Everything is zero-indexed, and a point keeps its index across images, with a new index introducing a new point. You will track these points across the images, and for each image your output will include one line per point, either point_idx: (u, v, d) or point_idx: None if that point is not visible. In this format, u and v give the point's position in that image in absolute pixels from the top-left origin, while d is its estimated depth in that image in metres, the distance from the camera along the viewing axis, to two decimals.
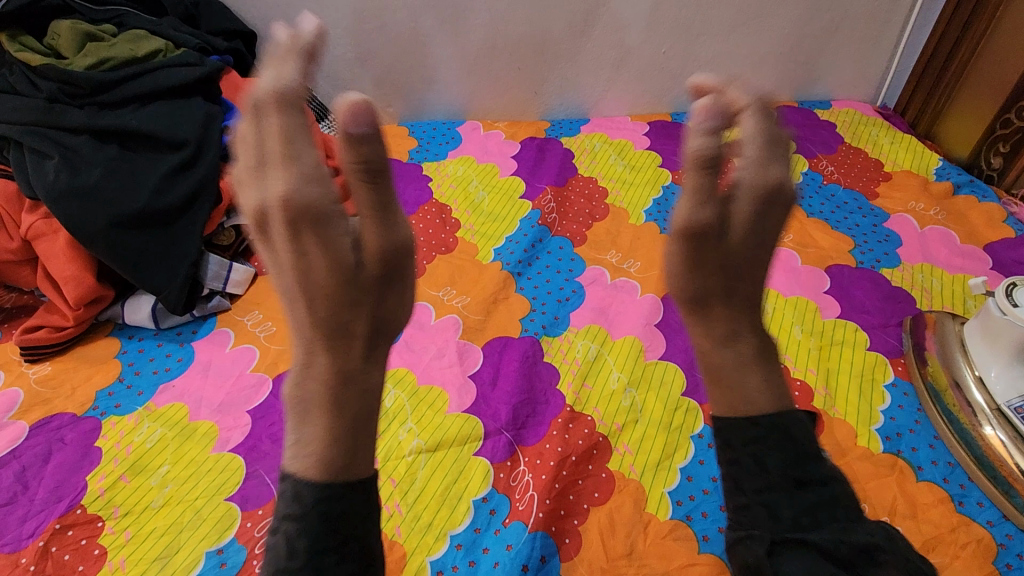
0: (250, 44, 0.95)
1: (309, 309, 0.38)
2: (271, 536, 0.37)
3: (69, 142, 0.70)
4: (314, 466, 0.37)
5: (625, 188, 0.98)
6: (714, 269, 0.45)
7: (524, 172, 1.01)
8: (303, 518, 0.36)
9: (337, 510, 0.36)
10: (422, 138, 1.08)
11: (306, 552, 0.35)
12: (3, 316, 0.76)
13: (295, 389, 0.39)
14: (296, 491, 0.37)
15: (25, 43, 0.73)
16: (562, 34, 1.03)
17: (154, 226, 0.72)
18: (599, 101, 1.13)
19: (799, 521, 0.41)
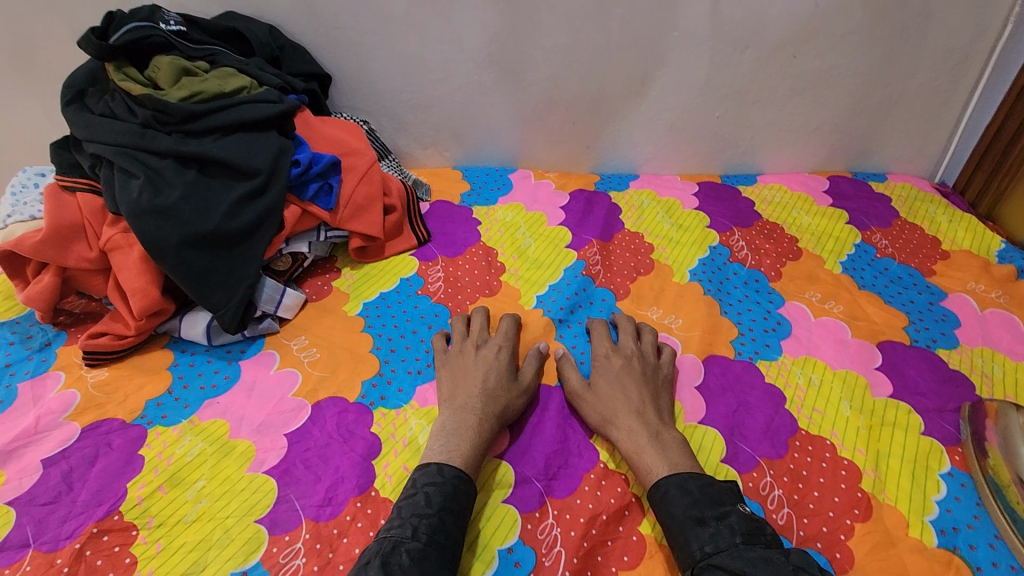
0: (325, 86, 1.01)
1: (477, 385, 0.69)
2: (411, 494, 0.59)
3: (154, 165, 0.75)
4: (457, 457, 0.62)
5: (671, 246, 0.98)
6: (643, 401, 0.68)
7: (571, 222, 1.03)
8: (442, 485, 0.59)
9: (460, 484, 0.60)
10: (475, 182, 1.12)
11: (438, 505, 0.57)
12: (72, 319, 0.81)
13: (452, 420, 0.66)
14: (441, 469, 0.61)
15: (130, 73, 0.80)
16: (619, 93, 1.05)
17: (220, 247, 0.76)
18: (650, 159, 1.16)
19: (704, 550, 0.54)
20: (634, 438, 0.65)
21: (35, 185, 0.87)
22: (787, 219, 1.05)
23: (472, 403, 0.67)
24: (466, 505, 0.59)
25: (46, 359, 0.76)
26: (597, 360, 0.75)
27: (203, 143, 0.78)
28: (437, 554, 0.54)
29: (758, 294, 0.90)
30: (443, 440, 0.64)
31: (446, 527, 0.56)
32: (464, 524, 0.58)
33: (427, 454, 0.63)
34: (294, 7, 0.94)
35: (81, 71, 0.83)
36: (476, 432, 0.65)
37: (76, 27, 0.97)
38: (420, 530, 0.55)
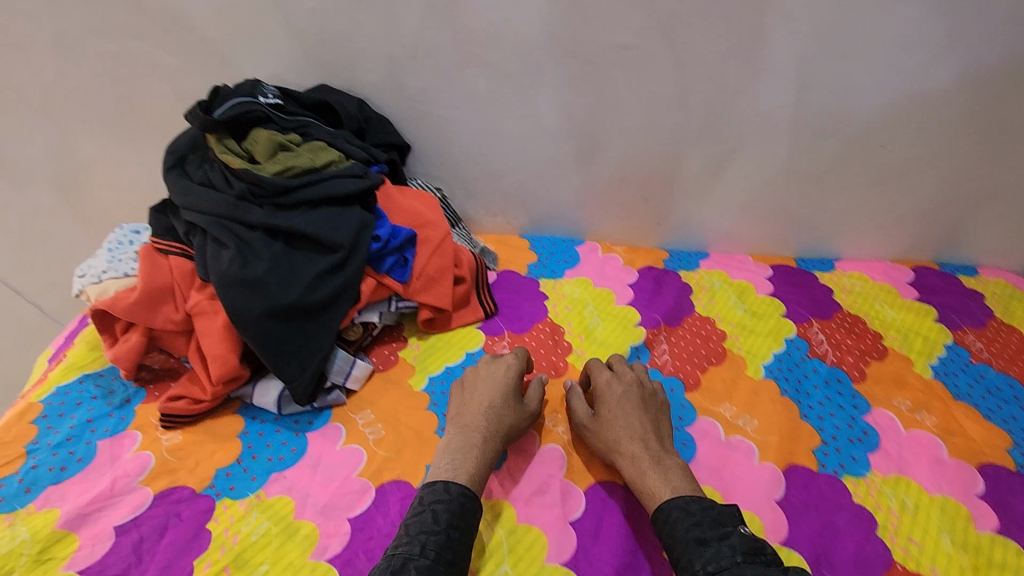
0: (403, 154, 1.03)
1: (484, 410, 0.74)
2: (419, 512, 0.63)
3: (245, 237, 0.78)
4: (463, 475, 0.67)
5: (745, 335, 0.94)
6: (645, 428, 0.73)
7: (640, 302, 1.00)
8: (449, 503, 0.63)
9: (466, 501, 0.64)
10: (542, 254, 1.11)
11: (445, 522, 0.61)
12: (152, 376, 0.84)
13: (458, 440, 0.71)
14: (447, 487, 0.65)
15: (228, 145, 0.84)
16: (694, 173, 1.03)
17: (298, 319, 0.77)
18: (721, 238, 1.13)
19: (706, 568, 0.57)
20: (637, 464, 0.69)
21: (129, 242, 0.91)
22: (869, 312, 1.00)
23: (478, 425, 0.72)
24: (471, 522, 0.63)
25: (125, 417, 0.78)
26: (597, 388, 0.79)
27: (292, 216, 0.80)
28: (444, 569, 0.57)
29: (840, 396, 0.85)
30: (450, 460, 0.69)
31: (453, 543, 0.60)
32: (469, 540, 0.62)
33: (434, 471, 0.68)
34: (381, 81, 0.97)
35: (182, 139, 0.88)
36: (484, 453, 0.70)
37: (179, 92, 1.03)
38: (428, 546, 0.58)
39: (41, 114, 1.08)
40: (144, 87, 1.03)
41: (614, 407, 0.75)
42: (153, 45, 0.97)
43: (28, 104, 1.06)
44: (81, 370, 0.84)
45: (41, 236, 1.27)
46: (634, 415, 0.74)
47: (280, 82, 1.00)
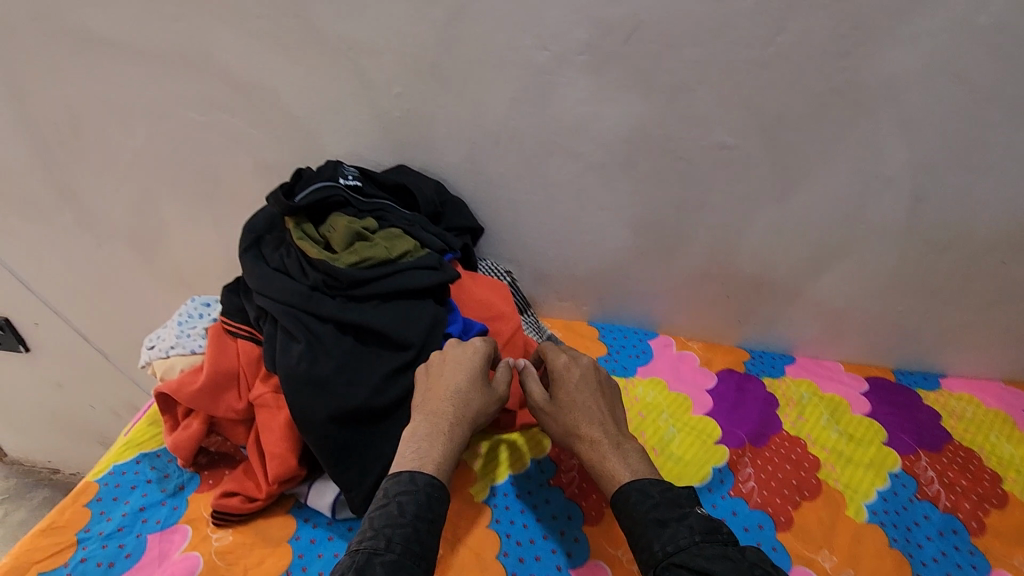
0: (476, 237, 1.00)
1: (450, 392, 0.70)
2: (384, 504, 0.59)
3: (316, 331, 0.75)
4: (431, 465, 0.64)
5: (841, 464, 0.85)
6: (604, 416, 0.73)
7: (720, 413, 0.91)
8: (415, 494, 0.60)
9: (433, 493, 0.61)
10: (613, 346, 1.05)
11: (411, 514, 0.58)
12: (207, 461, 0.81)
13: (424, 425, 0.67)
14: (413, 477, 0.62)
15: (306, 230, 0.83)
16: (785, 275, 0.96)
17: (363, 422, 0.74)
18: (809, 342, 1.04)
19: (666, 549, 0.57)
20: (598, 449, 0.69)
21: (199, 315, 0.90)
22: (984, 444, 0.91)
23: (443, 406, 0.69)
24: (438, 513, 0.60)
25: (177, 507, 0.75)
26: (553, 371, 0.77)
27: (362, 308, 0.77)
28: (411, 565, 0.55)
29: (956, 552, 0.75)
30: (416, 448, 0.65)
31: (420, 536, 0.57)
32: (437, 530, 0.59)
33: (398, 461, 0.64)
34: (460, 165, 0.95)
35: (262, 218, 0.88)
36: (451, 437, 0.67)
37: (260, 163, 1.04)
38: (393, 540, 0.56)
39: (129, 176, 1.11)
40: (228, 157, 1.04)
41: (571, 392, 0.74)
42: (241, 119, 0.99)
43: (119, 166, 1.10)
44: (139, 449, 0.83)
45: (114, 285, 1.30)
46: (595, 403, 0.74)
47: (360, 160, 0.99)
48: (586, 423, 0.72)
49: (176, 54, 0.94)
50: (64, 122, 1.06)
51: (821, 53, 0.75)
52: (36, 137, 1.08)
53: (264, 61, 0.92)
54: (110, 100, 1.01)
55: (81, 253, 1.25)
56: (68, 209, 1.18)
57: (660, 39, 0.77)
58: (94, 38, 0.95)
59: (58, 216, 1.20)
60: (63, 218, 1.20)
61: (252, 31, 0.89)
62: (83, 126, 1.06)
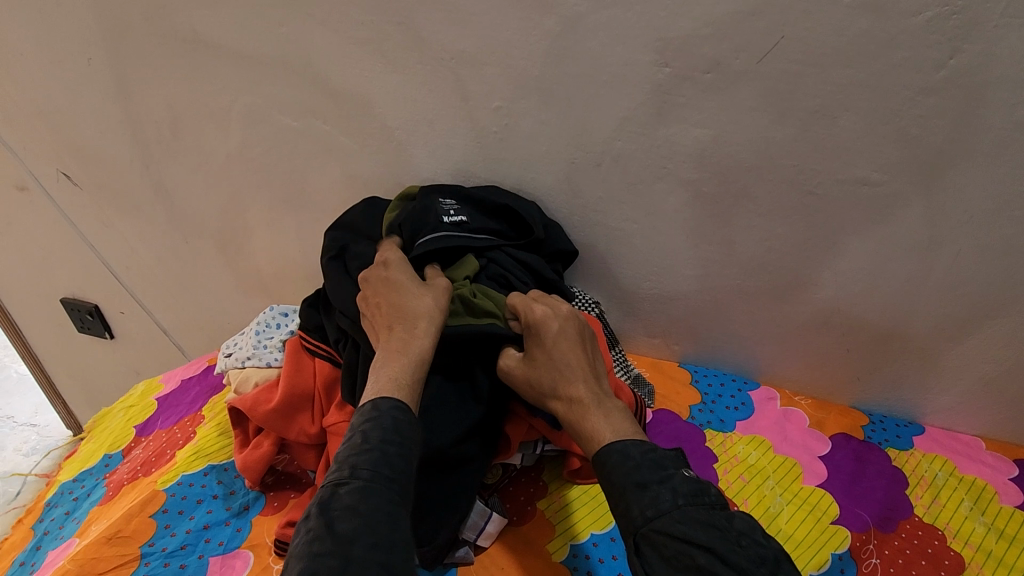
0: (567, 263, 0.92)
1: (401, 313, 0.68)
2: (348, 438, 0.57)
3: None
4: (391, 388, 0.62)
5: (991, 566, 0.71)
6: (584, 378, 0.68)
7: (837, 485, 0.79)
8: (378, 421, 0.58)
9: (398, 416, 0.59)
10: (707, 393, 0.94)
11: (376, 439, 0.56)
12: (274, 481, 0.78)
13: (382, 353, 0.66)
14: (376, 406, 0.60)
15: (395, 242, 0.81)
16: (923, 332, 0.83)
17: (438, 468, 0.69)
18: (942, 411, 0.89)
19: (645, 515, 0.55)
20: (582, 409, 0.66)
21: (276, 325, 0.88)
22: None
23: (403, 328, 0.67)
24: (407, 434, 0.58)
25: (241, 529, 0.72)
26: (529, 327, 0.71)
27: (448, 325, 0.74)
28: (382, 487, 0.53)
29: None
30: (375, 375, 0.64)
31: (389, 458, 0.55)
32: (409, 451, 0.57)
33: (362, 396, 0.63)
34: (557, 185, 0.89)
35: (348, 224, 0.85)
36: (412, 354, 0.66)
37: (348, 172, 1.01)
38: (359, 466, 0.54)
39: (220, 176, 1.12)
40: (315, 164, 1.03)
41: (547, 353, 0.69)
42: (334, 126, 0.97)
43: (210, 165, 1.11)
44: (207, 460, 0.80)
45: (195, 282, 1.31)
46: (570, 362, 0.69)
47: (448, 174, 0.94)
48: (567, 387, 0.67)
49: (277, 59, 0.93)
50: (165, 120, 1.07)
51: (1003, 81, 0.64)
52: (139, 133, 1.11)
53: (362, 68, 0.89)
54: (209, 100, 1.02)
55: (168, 248, 1.27)
56: (160, 204, 1.20)
57: (805, 58, 0.69)
58: (202, 41, 0.96)
59: (150, 212, 1.22)
60: (155, 213, 1.22)
61: (355, 37, 0.86)
62: (182, 125, 1.07)
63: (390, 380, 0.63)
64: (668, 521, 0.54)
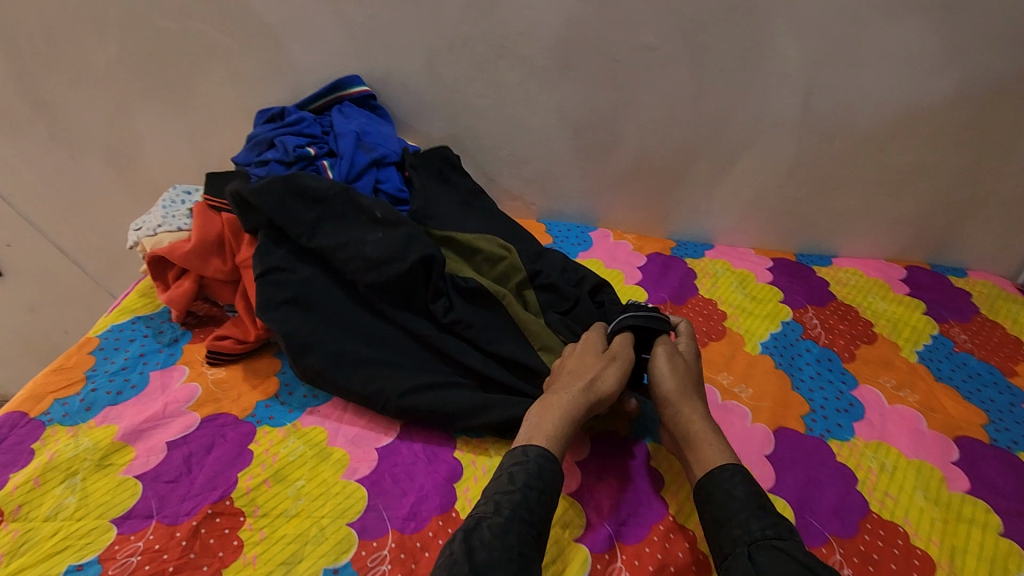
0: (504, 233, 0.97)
1: (570, 373, 0.73)
2: (498, 475, 0.62)
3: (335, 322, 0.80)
4: (539, 436, 0.65)
5: (744, 316, 1.01)
6: (699, 403, 0.72)
7: (647, 283, 1.07)
8: (525, 464, 0.61)
9: (545, 463, 0.62)
10: (557, 236, 1.18)
11: (521, 483, 0.60)
12: (196, 321, 0.92)
13: (539, 404, 0.70)
14: (525, 450, 0.63)
15: (432, 289, 0.81)
16: (704, 166, 1.11)
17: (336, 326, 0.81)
18: (726, 232, 1.19)
19: (764, 530, 0.56)
20: (700, 424, 0.69)
21: (181, 201, 0.99)
22: (862, 302, 1.06)
23: (565, 386, 0.71)
24: (550, 482, 0.61)
25: (174, 353, 0.86)
26: (659, 355, 0.76)
27: (473, 382, 0.79)
28: (520, 528, 0.57)
29: (830, 373, 0.91)
30: (529, 420, 0.68)
31: (530, 503, 0.58)
32: (549, 499, 0.60)
33: (515, 439, 0.66)
34: (419, 69, 1.06)
35: (293, 226, 0.81)
36: (559, 408, 0.68)
37: (232, 72, 1.12)
38: (502, 505, 0.58)
39: (103, 87, 1.17)
40: (198, 65, 1.12)
41: (665, 372, 0.74)
42: (213, 26, 1.07)
43: (92, 76, 1.16)
44: (133, 313, 0.93)
45: (89, 200, 1.36)
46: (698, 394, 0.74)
47: (325, 65, 1.09)
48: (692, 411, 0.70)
49: None
50: (38, 31, 1.11)
51: None
52: (10, 46, 1.13)
53: None
54: (84, 7, 1.07)
55: (55, 169, 1.30)
56: (41, 122, 1.23)
57: None
58: None
59: (31, 131, 1.25)
60: (37, 132, 1.25)
61: None
62: (58, 36, 1.11)
63: (540, 428, 0.66)
64: (784, 542, 0.55)
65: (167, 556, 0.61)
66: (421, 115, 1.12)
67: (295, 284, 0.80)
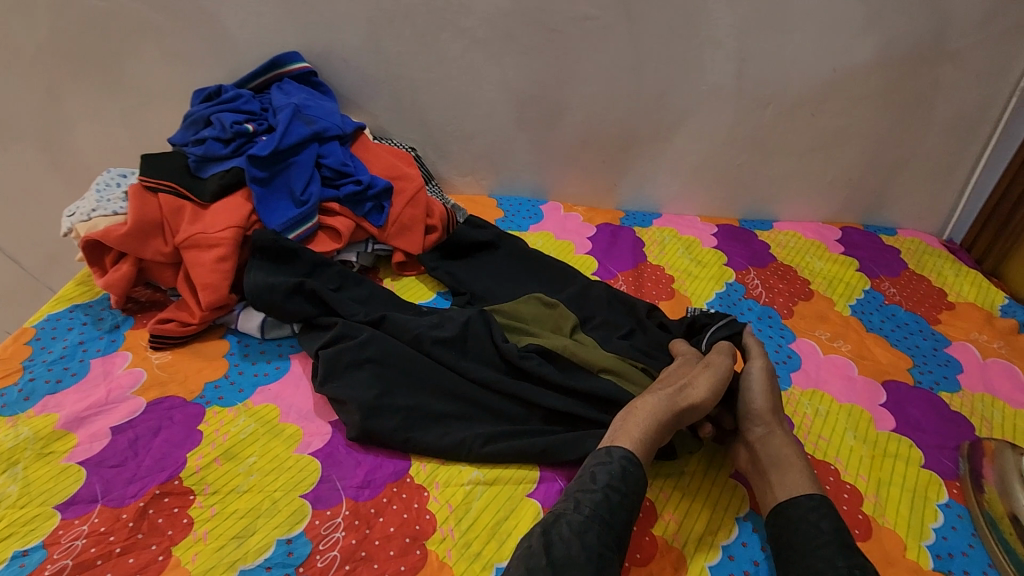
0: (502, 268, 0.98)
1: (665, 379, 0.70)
2: (581, 474, 0.61)
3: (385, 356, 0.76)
4: (624, 440, 0.63)
5: (690, 280, 1.05)
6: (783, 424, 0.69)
7: (597, 252, 1.10)
8: (609, 464, 0.60)
9: (629, 467, 0.61)
10: (508, 210, 1.20)
11: (603, 483, 0.59)
12: (138, 307, 0.90)
13: (625, 408, 0.67)
14: (609, 451, 0.62)
15: (497, 334, 0.80)
16: (648, 135, 1.13)
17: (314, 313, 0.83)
18: (672, 200, 1.22)
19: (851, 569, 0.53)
20: (779, 447, 0.66)
21: (117, 184, 0.95)
22: (800, 262, 1.11)
23: (653, 391, 0.68)
24: (634, 487, 0.60)
25: (115, 340, 0.84)
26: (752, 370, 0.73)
27: (562, 426, 0.73)
28: (602, 527, 0.56)
29: (770, 328, 0.96)
30: (613, 425, 0.66)
31: (612, 505, 0.57)
32: (632, 504, 0.59)
33: (602, 441, 0.65)
34: (360, 43, 1.05)
35: (346, 310, 0.83)
36: (647, 414, 0.65)
37: (164, 50, 1.08)
38: (584, 503, 0.57)
39: (26, 69, 1.11)
40: (128, 43, 1.08)
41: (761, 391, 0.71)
42: (141, 2, 1.03)
43: (13, 58, 1.10)
44: (71, 301, 0.90)
45: (20, 191, 1.29)
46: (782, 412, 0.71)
47: (263, 42, 1.06)
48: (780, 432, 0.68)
49: None
50: None
51: None
52: None
53: None
54: None
55: None
56: None
57: None
58: None
59: None
60: None
61: None
62: None
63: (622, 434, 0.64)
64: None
65: (113, 538, 0.61)
66: (365, 91, 1.10)
67: (357, 345, 0.76)
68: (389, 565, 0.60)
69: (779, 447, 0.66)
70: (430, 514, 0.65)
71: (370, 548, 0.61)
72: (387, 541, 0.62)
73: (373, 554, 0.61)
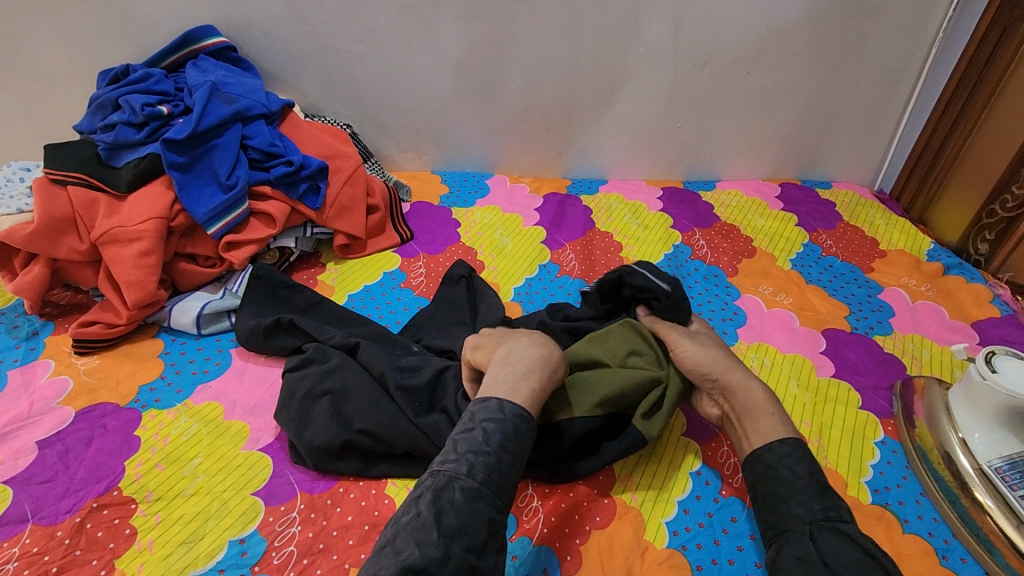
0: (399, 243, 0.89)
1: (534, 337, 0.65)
2: (469, 429, 0.54)
3: (355, 389, 0.68)
4: (521, 393, 0.57)
5: (638, 244, 1.05)
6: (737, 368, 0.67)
7: (546, 222, 1.09)
8: (501, 422, 0.54)
9: (522, 424, 0.55)
10: (453, 185, 1.17)
11: (497, 444, 0.53)
12: (58, 310, 0.83)
13: (513, 360, 0.61)
14: (501, 406, 0.56)
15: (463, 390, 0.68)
16: (588, 102, 1.12)
17: (298, 334, 0.77)
18: (617, 166, 1.22)
19: (827, 513, 0.53)
20: (752, 393, 0.64)
21: (19, 179, 0.87)
22: (743, 221, 1.14)
23: (534, 349, 0.63)
24: (524, 445, 0.54)
25: (35, 348, 0.78)
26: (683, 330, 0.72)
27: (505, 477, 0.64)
28: (491, 496, 0.50)
29: (716, 288, 0.98)
30: (491, 378, 0.60)
31: (503, 466, 0.52)
32: (522, 462, 0.54)
33: (488, 388, 0.58)
34: (280, 14, 0.99)
35: (321, 332, 0.77)
36: (536, 368, 0.60)
37: (61, 28, 0.99)
38: (476, 467, 0.51)
39: None
40: (20, 22, 0.98)
41: (708, 345, 0.69)
42: None
43: None
44: None
45: None
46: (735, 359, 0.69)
47: (174, 16, 0.98)
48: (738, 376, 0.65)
49: None
50: None
51: None
52: None
53: None
54: None
55: None
56: None
57: None
58: None
59: None
60: None
61: None
62: None
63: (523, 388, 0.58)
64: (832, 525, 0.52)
65: (48, 557, 0.57)
66: (292, 66, 1.04)
67: (319, 375, 0.70)
68: (348, 555, 0.59)
69: (748, 392, 0.64)
70: (388, 499, 0.64)
71: (328, 539, 0.60)
72: (346, 531, 0.61)
73: (332, 545, 0.59)
